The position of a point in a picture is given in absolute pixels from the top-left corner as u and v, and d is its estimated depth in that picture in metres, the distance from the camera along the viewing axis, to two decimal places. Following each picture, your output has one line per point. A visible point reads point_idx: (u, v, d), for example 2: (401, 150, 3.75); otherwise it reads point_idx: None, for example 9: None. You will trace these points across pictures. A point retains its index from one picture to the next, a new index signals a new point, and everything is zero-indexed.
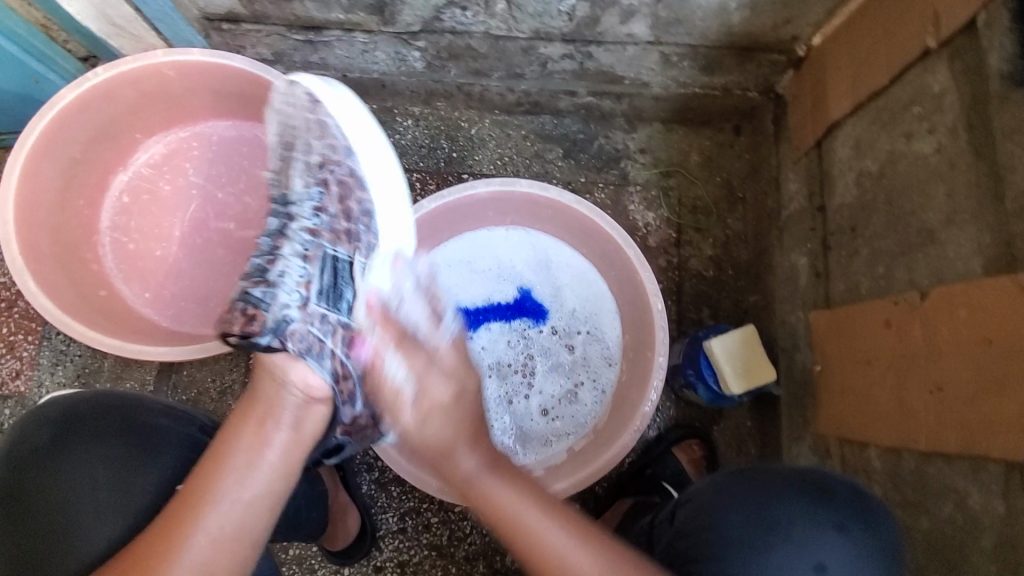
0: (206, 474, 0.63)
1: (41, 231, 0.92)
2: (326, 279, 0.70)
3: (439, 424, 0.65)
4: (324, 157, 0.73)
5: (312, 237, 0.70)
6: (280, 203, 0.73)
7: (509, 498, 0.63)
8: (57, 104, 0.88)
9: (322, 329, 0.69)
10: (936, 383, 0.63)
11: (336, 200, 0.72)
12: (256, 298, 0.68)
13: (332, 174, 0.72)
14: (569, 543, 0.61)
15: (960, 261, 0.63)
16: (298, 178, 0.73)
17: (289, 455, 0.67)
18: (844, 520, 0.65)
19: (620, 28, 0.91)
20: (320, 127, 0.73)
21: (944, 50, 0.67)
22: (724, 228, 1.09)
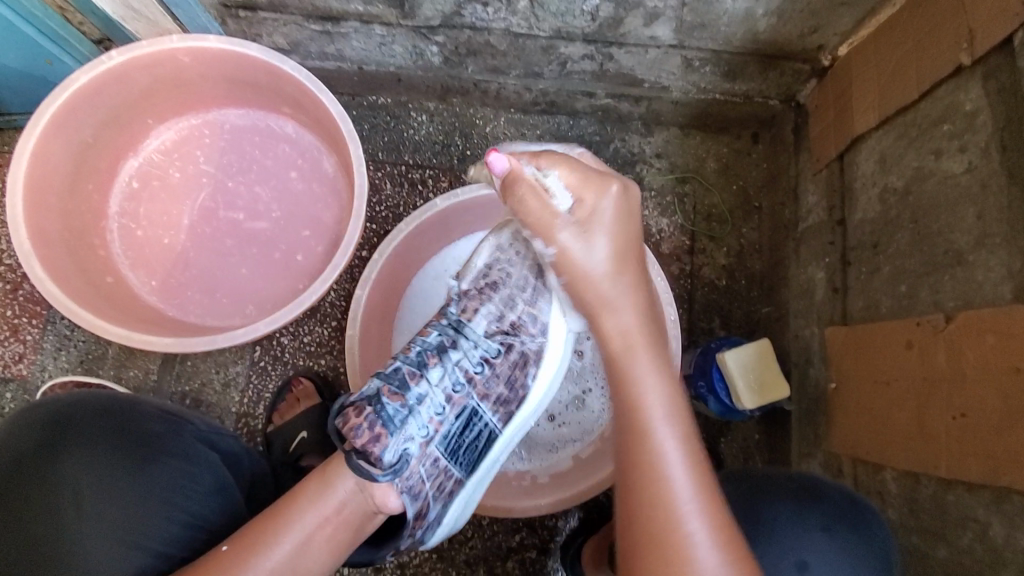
0: (255, 541, 0.63)
1: (51, 215, 0.90)
2: (456, 429, 0.75)
3: (607, 277, 0.63)
4: (517, 324, 0.78)
5: (465, 383, 0.76)
6: (451, 325, 0.77)
7: (656, 392, 0.62)
8: (71, 87, 0.86)
9: (428, 472, 0.72)
10: (961, 409, 0.62)
11: (506, 365, 0.77)
12: (387, 416, 0.71)
13: (521, 344, 0.78)
14: (680, 460, 0.58)
15: (989, 285, 0.62)
16: (482, 323, 0.77)
17: (331, 551, 0.66)
18: (828, 521, 0.67)
19: (644, 31, 0.89)
20: (533, 295, 0.77)
21: (978, 67, 0.66)
22: (739, 237, 1.08)
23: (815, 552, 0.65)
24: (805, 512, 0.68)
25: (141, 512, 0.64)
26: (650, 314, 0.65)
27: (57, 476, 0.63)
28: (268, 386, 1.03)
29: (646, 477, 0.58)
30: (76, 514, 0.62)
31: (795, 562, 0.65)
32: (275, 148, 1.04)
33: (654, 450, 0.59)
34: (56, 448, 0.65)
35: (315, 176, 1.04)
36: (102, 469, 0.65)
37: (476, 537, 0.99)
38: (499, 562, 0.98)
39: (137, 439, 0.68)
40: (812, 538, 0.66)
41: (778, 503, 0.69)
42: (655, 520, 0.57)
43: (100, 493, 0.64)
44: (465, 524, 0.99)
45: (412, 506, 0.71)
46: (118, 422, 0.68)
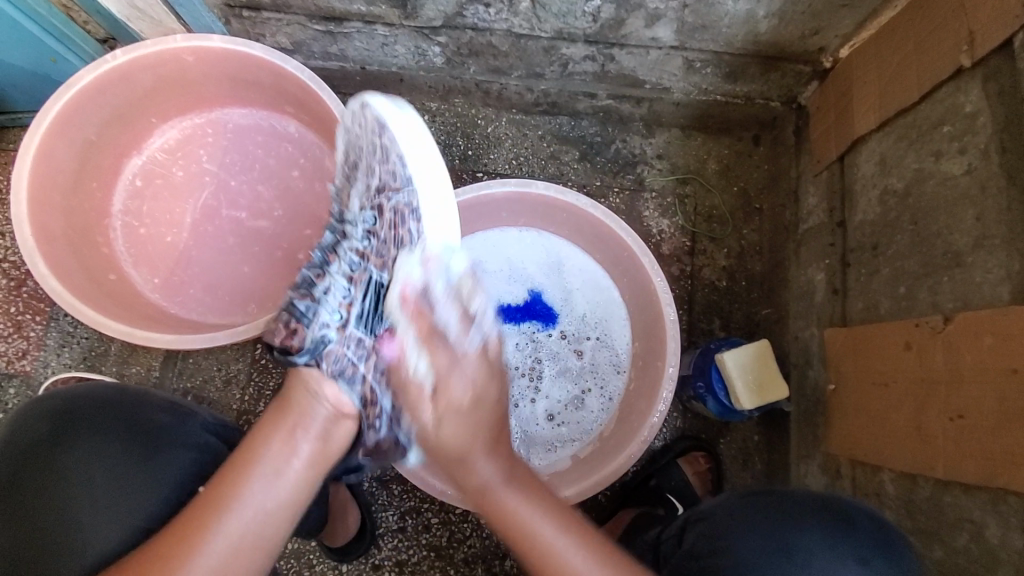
0: (230, 478, 0.60)
1: (55, 212, 0.91)
2: (369, 304, 0.67)
3: (454, 432, 0.61)
4: (382, 184, 0.66)
5: (359, 259, 0.67)
6: (339, 219, 0.73)
7: (538, 515, 0.61)
8: (76, 85, 0.87)
9: (357, 353, 0.67)
10: (957, 411, 0.62)
11: (389, 227, 0.67)
12: (298, 313, 0.67)
13: (390, 201, 0.66)
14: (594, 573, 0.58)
15: (987, 286, 0.62)
16: (357, 199, 0.70)
17: (312, 465, 0.63)
18: (864, 554, 0.63)
19: (645, 32, 0.89)
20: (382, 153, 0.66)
21: (977, 69, 0.66)
22: (739, 238, 1.08)
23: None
24: (835, 544, 0.65)
25: (143, 505, 0.64)
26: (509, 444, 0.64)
27: (61, 469, 0.64)
28: (269, 383, 1.03)
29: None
30: (79, 508, 0.63)
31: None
32: (279, 147, 1.05)
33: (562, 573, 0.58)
34: (62, 441, 0.65)
35: (317, 175, 1.04)
36: (105, 462, 0.65)
37: (475, 535, 0.99)
38: (498, 560, 0.99)
39: (142, 432, 0.67)
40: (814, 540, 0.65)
41: (807, 532, 0.66)
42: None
43: (104, 485, 0.64)
44: (464, 523, 0.99)
45: (355, 394, 0.66)
46: (123, 415, 0.68)
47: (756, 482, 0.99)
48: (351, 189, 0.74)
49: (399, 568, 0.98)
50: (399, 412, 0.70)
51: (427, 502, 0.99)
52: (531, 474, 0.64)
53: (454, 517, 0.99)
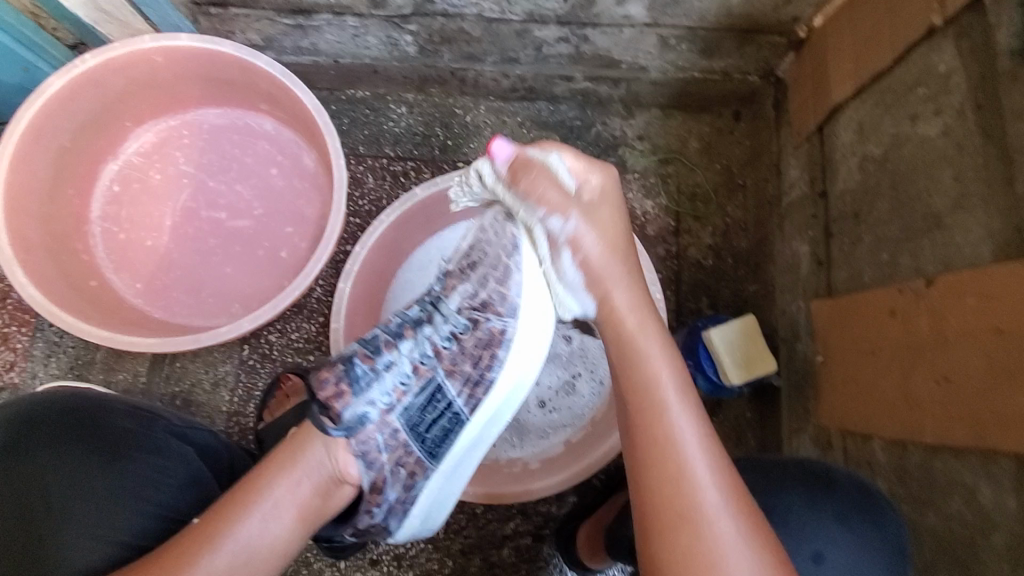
0: (226, 514, 0.62)
1: (31, 221, 0.90)
2: (420, 401, 0.72)
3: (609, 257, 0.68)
4: (489, 301, 0.72)
5: (432, 355, 0.73)
6: (431, 297, 0.75)
7: (670, 386, 0.64)
8: (46, 91, 0.86)
9: (387, 441, 0.71)
10: (943, 373, 0.62)
11: (475, 342, 0.73)
12: (353, 376, 0.69)
13: (488, 322, 0.72)
14: (695, 453, 0.60)
15: (968, 247, 0.61)
16: (456, 299, 0.73)
17: (305, 518, 0.66)
18: (842, 510, 0.65)
19: (617, 10, 0.88)
20: (504, 273, 0.71)
21: (950, 28, 0.65)
22: (724, 216, 1.07)
23: (828, 543, 0.64)
24: (816, 501, 0.66)
25: (117, 506, 0.64)
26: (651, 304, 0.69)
27: (30, 474, 0.64)
28: (258, 383, 1.03)
29: (656, 465, 0.60)
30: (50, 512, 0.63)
31: (811, 553, 0.64)
32: (256, 145, 1.04)
33: (668, 436, 0.61)
34: (29, 448, 0.65)
35: (296, 173, 1.03)
36: (75, 466, 0.65)
37: (471, 525, 0.98)
38: (495, 549, 0.98)
39: (111, 434, 0.68)
40: (797, 499, 0.66)
41: (789, 492, 0.66)
42: (677, 516, 0.58)
43: (73, 489, 0.64)
44: (460, 514, 0.99)
45: (367, 475, 0.70)
46: (90, 419, 0.68)
47: None
48: (451, 268, 0.75)
49: (397, 561, 0.97)
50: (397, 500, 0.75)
51: None
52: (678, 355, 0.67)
53: (450, 509, 0.99)
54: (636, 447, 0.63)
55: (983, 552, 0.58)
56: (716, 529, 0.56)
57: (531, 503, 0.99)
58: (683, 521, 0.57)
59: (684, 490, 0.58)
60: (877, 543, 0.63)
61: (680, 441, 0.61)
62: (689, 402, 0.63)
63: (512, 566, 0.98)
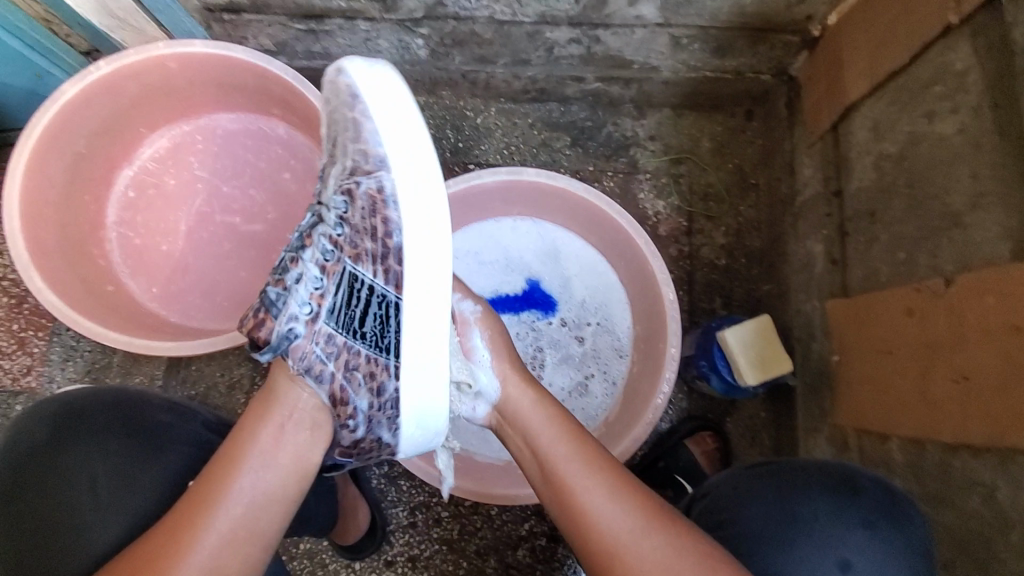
0: (217, 473, 0.60)
1: (47, 227, 0.90)
2: (342, 299, 0.61)
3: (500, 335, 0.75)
4: (356, 164, 0.62)
5: (332, 247, 0.61)
6: (315, 201, 0.65)
7: (556, 447, 0.64)
8: (61, 99, 0.87)
9: (325, 351, 0.61)
10: (962, 372, 0.61)
11: (361, 214, 0.61)
12: (269, 301, 0.61)
13: (364, 186, 0.61)
14: (597, 496, 0.60)
15: (986, 245, 0.61)
16: (331, 182, 0.63)
17: (300, 458, 0.63)
18: (869, 517, 0.64)
19: (628, 11, 0.88)
20: (357, 129, 0.62)
21: (966, 26, 0.64)
22: (737, 215, 1.07)
23: (856, 550, 0.63)
24: (842, 509, 0.65)
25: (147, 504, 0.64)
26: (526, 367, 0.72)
27: (60, 470, 0.63)
28: None
29: (574, 521, 0.61)
30: (81, 508, 0.62)
31: (838, 561, 0.63)
32: (269, 150, 1.04)
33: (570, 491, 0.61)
34: (61, 442, 0.64)
35: (309, 177, 1.04)
36: (105, 460, 0.64)
37: (486, 527, 0.99)
38: (510, 550, 0.98)
39: (145, 434, 0.66)
40: (821, 505, 0.66)
41: (815, 498, 0.66)
42: (607, 559, 0.58)
43: (106, 482, 0.63)
44: (475, 515, 0.99)
45: (321, 389, 0.63)
46: (122, 412, 0.67)
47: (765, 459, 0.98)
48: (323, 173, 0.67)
49: (412, 562, 0.98)
50: (369, 410, 0.64)
51: (436, 496, 0.99)
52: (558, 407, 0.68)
53: (464, 510, 0.99)
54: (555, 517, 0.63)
55: (1000, 550, 0.58)
56: (645, 558, 0.56)
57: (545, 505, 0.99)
58: (611, 562, 0.58)
59: (602, 533, 0.59)
60: (903, 549, 0.63)
61: (575, 488, 0.61)
62: (576, 446, 0.64)
63: (527, 567, 0.98)
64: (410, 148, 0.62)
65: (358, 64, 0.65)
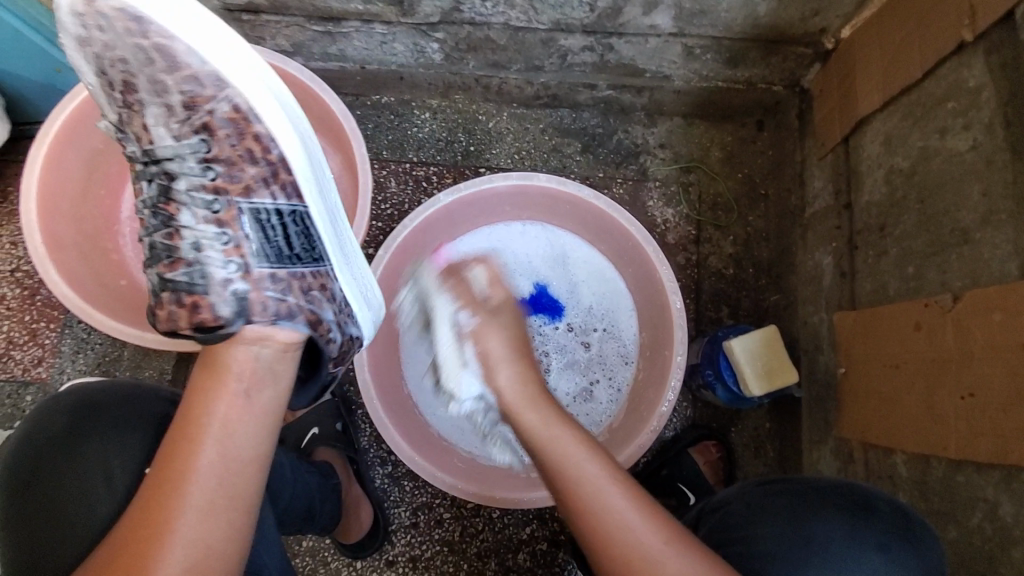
0: (180, 446, 0.58)
1: (63, 221, 0.91)
2: (258, 236, 0.65)
3: (498, 319, 0.76)
4: (189, 94, 0.60)
5: (213, 194, 0.64)
6: (150, 161, 0.64)
7: (585, 458, 0.62)
8: (81, 93, 0.88)
9: (277, 289, 0.65)
10: (969, 389, 0.61)
11: (226, 144, 0.62)
12: (186, 284, 0.63)
13: (208, 113, 0.61)
14: (626, 507, 0.59)
15: (996, 262, 0.61)
16: (162, 130, 0.63)
17: (261, 413, 0.62)
18: (886, 540, 0.64)
19: (643, 20, 0.88)
20: (163, 55, 0.58)
21: (980, 43, 0.65)
22: (745, 225, 1.07)
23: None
24: (859, 530, 0.64)
25: None
26: (531, 371, 0.71)
27: (75, 463, 0.63)
28: None
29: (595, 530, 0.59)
30: (95, 501, 0.62)
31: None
32: None
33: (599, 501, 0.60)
34: (76, 434, 0.65)
35: None
36: (120, 454, 0.64)
37: (487, 530, 0.99)
38: (511, 554, 0.99)
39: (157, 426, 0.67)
40: (837, 526, 0.65)
41: (830, 520, 0.65)
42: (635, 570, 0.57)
43: (120, 476, 0.64)
44: (476, 517, 0.99)
45: (300, 326, 0.65)
46: (138, 408, 0.67)
47: (768, 470, 0.98)
48: (123, 117, 0.63)
49: (413, 563, 0.98)
50: (337, 315, 0.70)
51: (439, 498, 1.00)
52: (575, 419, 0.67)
53: (466, 512, 0.99)
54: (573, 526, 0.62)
55: (1003, 567, 0.58)
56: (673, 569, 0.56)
57: (548, 509, 0.99)
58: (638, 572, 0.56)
59: (632, 543, 0.57)
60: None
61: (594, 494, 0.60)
62: (591, 453, 0.63)
63: (527, 571, 0.98)
64: (234, 61, 0.60)
65: None
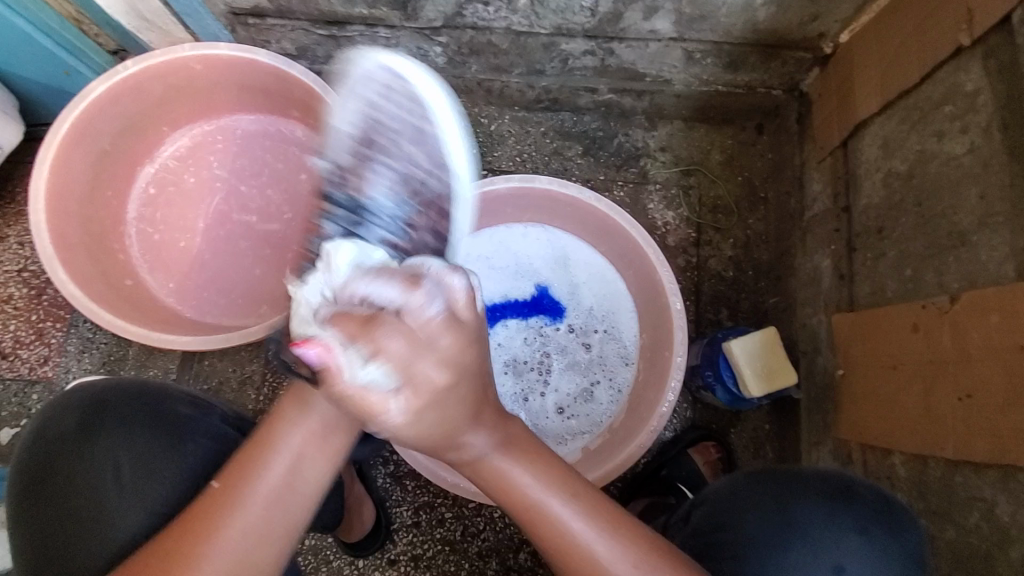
0: (247, 467, 0.59)
1: (71, 221, 0.92)
2: None
3: (435, 417, 0.54)
4: (414, 170, 0.85)
5: (392, 248, 0.79)
6: (349, 206, 0.81)
7: (537, 488, 0.58)
8: (89, 96, 0.89)
9: None
10: (966, 390, 0.62)
11: (420, 213, 0.84)
12: None
13: (423, 185, 0.85)
14: (595, 536, 0.57)
15: (993, 264, 0.62)
16: (379, 190, 0.83)
17: (328, 449, 0.62)
18: (864, 523, 0.65)
19: (643, 24, 0.89)
20: (421, 134, 0.86)
21: (977, 48, 0.66)
22: (745, 228, 1.08)
23: (851, 555, 0.64)
24: (839, 514, 0.66)
25: (172, 492, 0.65)
26: (498, 412, 0.59)
27: (88, 459, 0.65)
28: (283, 383, 1.05)
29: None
30: (108, 497, 0.63)
31: (832, 566, 0.64)
32: (287, 150, 1.07)
33: (560, 533, 0.57)
34: (87, 431, 0.66)
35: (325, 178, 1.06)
36: (131, 450, 0.65)
37: (488, 529, 1.00)
38: (512, 553, 0.99)
39: (167, 423, 0.68)
40: (816, 508, 0.66)
41: (812, 503, 0.67)
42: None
43: (131, 472, 0.64)
44: (478, 517, 1.00)
45: None
46: (147, 404, 0.68)
47: None
48: (348, 167, 0.85)
49: (415, 562, 0.99)
50: None
51: (440, 497, 1.00)
52: (526, 437, 0.61)
53: (467, 511, 1.00)
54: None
55: (1000, 566, 0.59)
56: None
57: None
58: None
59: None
60: (897, 558, 0.64)
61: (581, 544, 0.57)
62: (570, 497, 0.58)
63: (528, 570, 0.99)
64: (457, 151, 0.87)
65: (416, 74, 0.86)
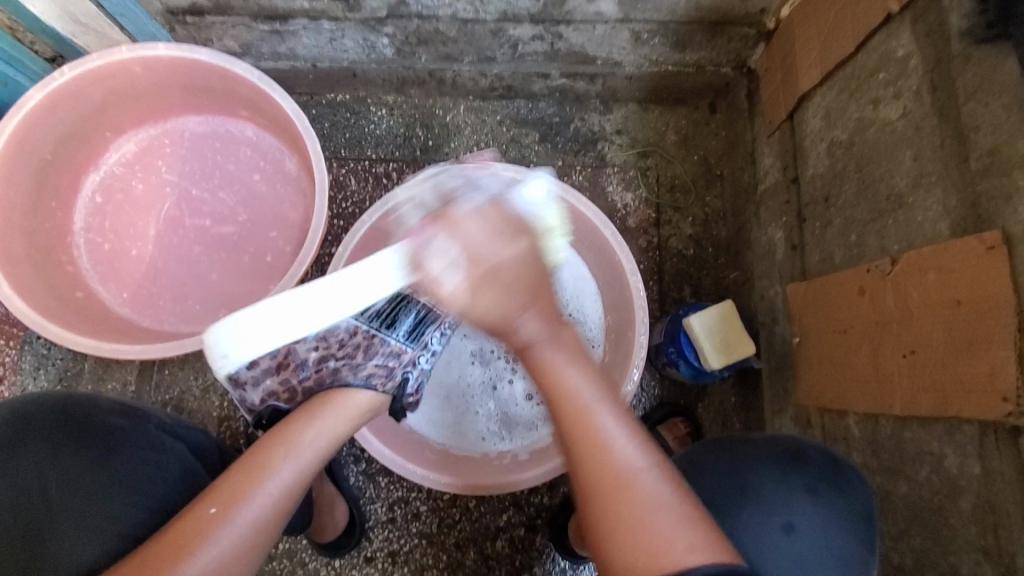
0: (238, 478, 0.61)
1: (14, 234, 0.90)
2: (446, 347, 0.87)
3: (494, 297, 0.58)
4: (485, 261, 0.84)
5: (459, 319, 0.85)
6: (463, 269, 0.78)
7: (586, 385, 0.60)
8: (25, 105, 0.86)
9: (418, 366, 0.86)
10: (909, 348, 0.64)
11: None
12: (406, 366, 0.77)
13: None
14: (619, 429, 0.58)
15: (928, 224, 0.64)
16: None
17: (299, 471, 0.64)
18: (819, 488, 0.67)
19: (587, 6, 0.90)
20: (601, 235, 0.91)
21: (906, 13, 0.67)
22: (702, 206, 1.09)
23: (808, 521, 0.65)
24: (787, 476, 0.67)
25: (114, 505, 0.64)
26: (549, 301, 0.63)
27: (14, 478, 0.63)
28: None
29: (596, 459, 0.56)
30: (37, 513, 0.62)
31: (782, 524, 0.66)
32: (238, 151, 1.05)
33: (587, 424, 0.58)
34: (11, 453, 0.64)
35: (279, 178, 1.04)
36: (62, 463, 0.64)
37: (464, 519, 1.00)
38: (488, 541, 1.00)
39: (98, 436, 0.66)
40: (769, 475, 0.68)
41: (765, 471, 0.68)
42: (617, 489, 0.54)
43: (63, 488, 0.63)
44: (452, 508, 1.00)
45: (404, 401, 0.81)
46: (73, 416, 0.67)
47: None
48: None
49: (392, 557, 0.99)
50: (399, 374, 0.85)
51: (414, 491, 1.00)
52: (576, 340, 0.64)
53: (442, 503, 1.00)
54: (583, 474, 0.57)
55: (951, 517, 0.61)
56: (654, 497, 0.54)
57: (522, 496, 1.01)
58: (618, 492, 0.54)
59: (612, 462, 0.55)
60: (846, 516, 0.65)
61: (608, 434, 0.57)
62: (602, 396, 0.60)
63: (506, 557, 0.99)
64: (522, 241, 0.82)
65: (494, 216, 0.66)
